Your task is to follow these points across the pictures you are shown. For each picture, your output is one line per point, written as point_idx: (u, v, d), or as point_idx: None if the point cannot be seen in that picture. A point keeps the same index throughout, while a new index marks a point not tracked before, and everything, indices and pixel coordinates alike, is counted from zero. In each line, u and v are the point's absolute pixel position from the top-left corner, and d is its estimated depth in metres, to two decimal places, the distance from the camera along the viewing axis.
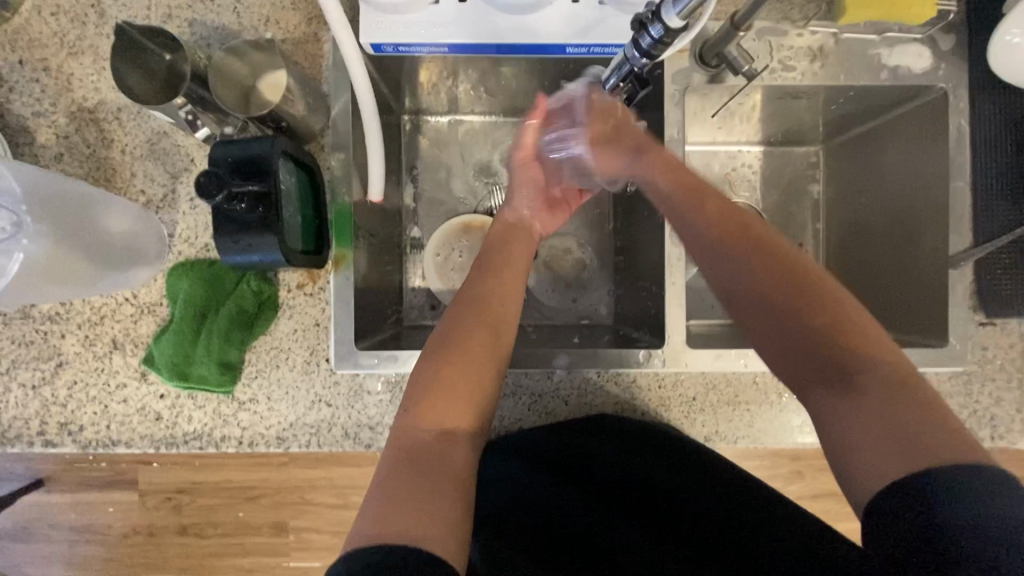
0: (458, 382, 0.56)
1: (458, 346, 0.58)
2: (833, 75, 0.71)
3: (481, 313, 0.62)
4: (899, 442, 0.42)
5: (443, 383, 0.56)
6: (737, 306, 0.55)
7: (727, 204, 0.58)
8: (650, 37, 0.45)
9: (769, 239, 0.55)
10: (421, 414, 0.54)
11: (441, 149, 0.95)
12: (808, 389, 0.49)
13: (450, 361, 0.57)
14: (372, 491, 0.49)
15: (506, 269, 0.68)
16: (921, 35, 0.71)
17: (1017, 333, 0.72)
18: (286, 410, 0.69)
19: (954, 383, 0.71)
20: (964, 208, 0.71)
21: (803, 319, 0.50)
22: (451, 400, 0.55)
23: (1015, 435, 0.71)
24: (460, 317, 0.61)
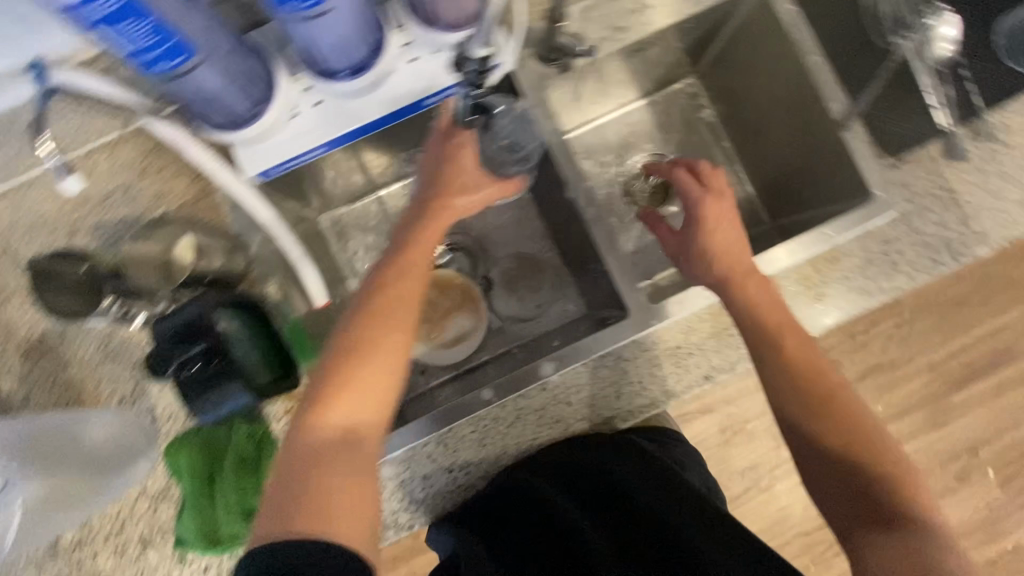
0: (378, 363, 0.58)
1: (376, 347, 0.59)
2: (658, 20, 0.77)
3: (403, 303, 0.62)
4: (911, 561, 0.57)
5: (353, 376, 0.57)
6: (785, 427, 0.68)
7: (808, 349, 0.68)
8: (473, 69, 0.50)
9: (836, 398, 0.66)
10: (334, 413, 0.56)
11: (364, 230, 0.98)
12: (843, 525, 0.63)
13: (363, 372, 0.57)
14: (274, 485, 0.53)
15: (415, 250, 0.66)
16: None
17: (928, 157, 0.75)
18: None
19: (897, 226, 0.74)
20: (829, 76, 0.76)
21: (841, 441, 0.64)
22: (365, 395, 0.57)
23: (973, 246, 0.74)
24: (382, 312, 0.61)
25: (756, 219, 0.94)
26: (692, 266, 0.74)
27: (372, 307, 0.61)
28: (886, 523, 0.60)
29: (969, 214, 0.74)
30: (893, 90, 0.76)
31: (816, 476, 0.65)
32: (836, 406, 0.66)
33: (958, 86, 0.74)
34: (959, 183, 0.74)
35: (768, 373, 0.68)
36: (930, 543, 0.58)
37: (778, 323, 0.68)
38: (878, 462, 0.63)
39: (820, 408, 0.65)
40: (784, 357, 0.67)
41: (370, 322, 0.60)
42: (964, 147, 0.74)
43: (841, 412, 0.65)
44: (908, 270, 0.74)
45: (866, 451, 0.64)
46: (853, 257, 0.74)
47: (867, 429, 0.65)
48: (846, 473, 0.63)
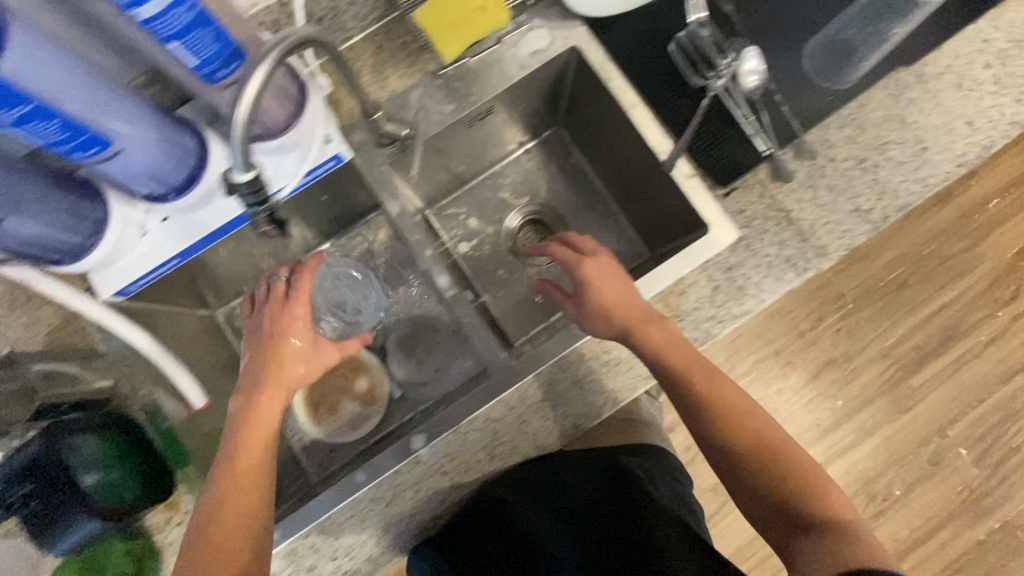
0: (246, 496, 0.59)
1: (217, 552, 0.57)
2: (483, 92, 0.82)
3: (239, 498, 0.59)
4: (832, 550, 0.59)
5: (211, 517, 0.58)
6: (706, 448, 0.69)
7: (716, 376, 0.69)
8: (246, 191, 0.53)
9: (747, 413, 0.68)
10: (195, 564, 0.56)
11: None
12: (772, 530, 0.65)
13: (221, 510, 0.59)
14: None
15: (271, 380, 0.65)
16: (531, 22, 0.81)
17: (757, 182, 0.78)
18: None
19: (738, 252, 0.77)
20: (653, 122, 0.78)
21: (755, 452, 0.66)
22: (235, 533, 0.58)
23: (815, 260, 0.76)
24: (232, 480, 0.60)
25: (635, 252, 0.97)
26: (593, 323, 0.72)
27: (212, 510, 0.59)
28: (804, 523, 0.62)
29: (806, 229, 0.77)
30: (714, 125, 0.78)
31: (747, 489, 0.66)
32: (745, 421, 0.67)
33: (772, 113, 0.77)
34: (791, 202, 0.77)
35: (682, 400, 0.69)
36: (842, 531, 0.61)
37: (682, 366, 0.68)
38: (789, 465, 0.65)
39: (733, 421, 0.67)
40: (694, 389, 0.68)
41: (231, 458, 0.61)
42: (788, 167, 0.77)
43: (751, 426, 0.67)
44: (756, 292, 0.76)
45: (780, 454, 0.66)
46: (700, 288, 0.76)
47: (774, 434, 0.67)
48: (766, 479, 0.65)
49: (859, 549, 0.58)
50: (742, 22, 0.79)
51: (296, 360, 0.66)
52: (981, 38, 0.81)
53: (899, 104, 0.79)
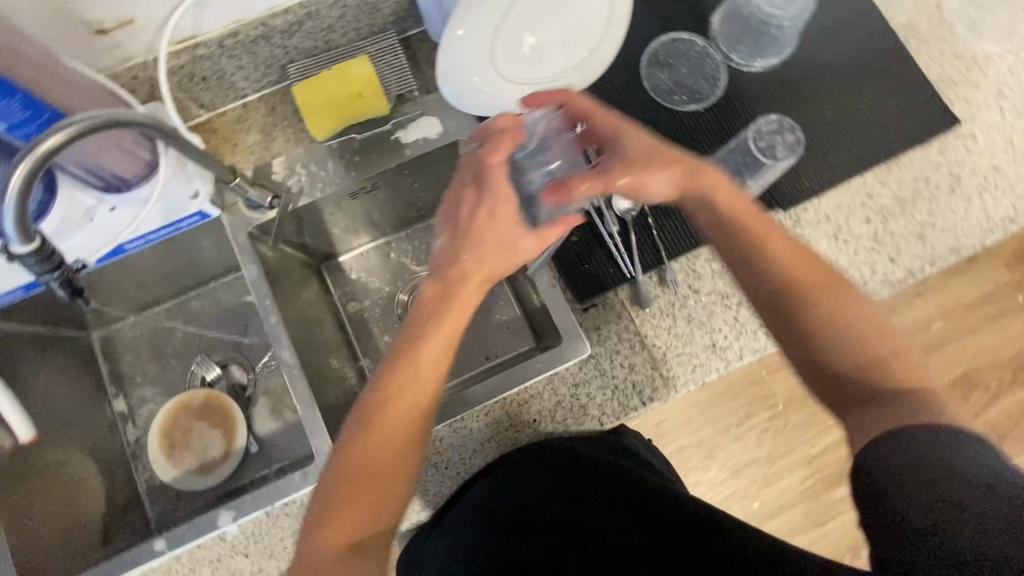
0: (390, 441, 0.53)
1: (363, 478, 0.53)
2: (365, 168, 0.81)
3: (411, 399, 0.54)
4: (882, 423, 0.48)
5: (377, 443, 0.53)
6: (755, 307, 0.58)
7: (794, 241, 0.56)
8: (31, 259, 0.53)
9: (834, 272, 0.55)
10: (354, 504, 0.53)
11: (138, 349, 1.00)
12: (834, 403, 0.53)
13: (380, 436, 0.53)
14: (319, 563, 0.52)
15: (463, 285, 0.56)
16: (422, 108, 0.81)
17: (617, 303, 0.77)
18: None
19: (586, 370, 0.75)
20: None
21: (817, 317, 0.53)
22: (383, 481, 0.53)
23: (663, 390, 0.74)
24: (375, 429, 0.53)
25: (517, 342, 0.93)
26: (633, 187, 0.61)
27: (371, 413, 0.54)
28: (871, 397, 0.51)
29: (658, 356, 0.75)
30: (584, 239, 0.79)
31: (807, 372, 0.55)
32: (813, 282, 0.54)
33: (639, 237, 0.78)
34: (647, 327, 0.76)
35: (735, 261, 0.57)
36: (927, 399, 0.48)
37: (753, 227, 0.56)
38: (860, 338, 0.52)
39: (797, 288, 0.54)
40: (756, 242, 0.55)
41: (377, 388, 0.54)
42: (649, 293, 0.77)
43: (819, 279, 0.54)
44: (598, 413, 0.74)
45: (869, 336, 0.53)
46: (541, 401, 0.75)
47: (853, 315, 0.53)
48: (841, 348, 0.53)
49: (927, 413, 0.46)
50: None
51: (492, 244, 0.56)
52: (867, 192, 0.80)
53: None
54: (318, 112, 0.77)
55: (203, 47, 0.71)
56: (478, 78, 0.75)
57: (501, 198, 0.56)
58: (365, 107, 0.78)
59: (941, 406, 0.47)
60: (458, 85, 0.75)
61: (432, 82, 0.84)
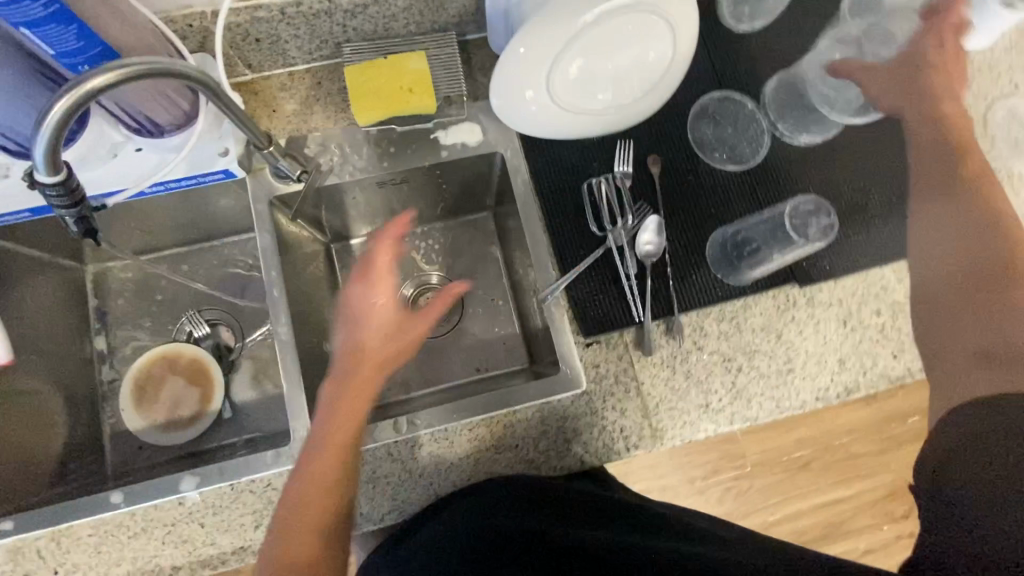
0: (312, 523, 0.57)
1: (298, 569, 0.55)
2: (401, 160, 0.82)
3: (320, 493, 0.57)
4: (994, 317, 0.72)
5: (298, 529, 0.56)
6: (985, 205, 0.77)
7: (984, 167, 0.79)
8: (52, 191, 0.52)
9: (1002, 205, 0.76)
10: None
11: (129, 292, 0.98)
12: (940, 344, 0.75)
13: (296, 526, 0.56)
14: None
15: (357, 383, 0.60)
16: (466, 114, 0.83)
17: (621, 345, 0.77)
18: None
19: (578, 406, 0.75)
20: (543, 248, 0.80)
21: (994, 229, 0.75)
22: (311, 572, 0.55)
23: (649, 440, 0.74)
24: (292, 519, 0.57)
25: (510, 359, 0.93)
26: (896, 98, 0.84)
27: (291, 511, 0.57)
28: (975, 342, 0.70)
29: (651, 406, 0.75)
30: (603, 274, 0.78)
31: (948, 287, 0.76)
32: (992, 198, 0.77)
33: (658, 284, 0.78)
34: (645, 375, 0.76)
35: (939, 157, 0.81)
36: (999, 317, 0.71)
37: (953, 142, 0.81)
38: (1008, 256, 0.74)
39: (959, 206, 0.77)
40: (971, 169, 0.79)
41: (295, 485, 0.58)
42: (654, 341, 0.77)
43: (989, 197, 0.77)
44: (581, 451, 0.74)
45: (1003, 259, 0.74)
46: (527, 427, 0.75)
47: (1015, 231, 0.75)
48: (986, 268, 0.74)
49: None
50: (664, 189, 0.81)
51: (377, 345, 0.61)
52: (882, 285, 0.81)
53: (781, 318, 0.78)
54: (364, 95, 0.76)
55: (264, 11, 0.70)
56: (528, 96, 0.75)
57: (365, 322, 0.61)
58: (411, 102, 0.76)
59: None
60: (509, 95, 0.75)
61: (481, 90, 0.83)
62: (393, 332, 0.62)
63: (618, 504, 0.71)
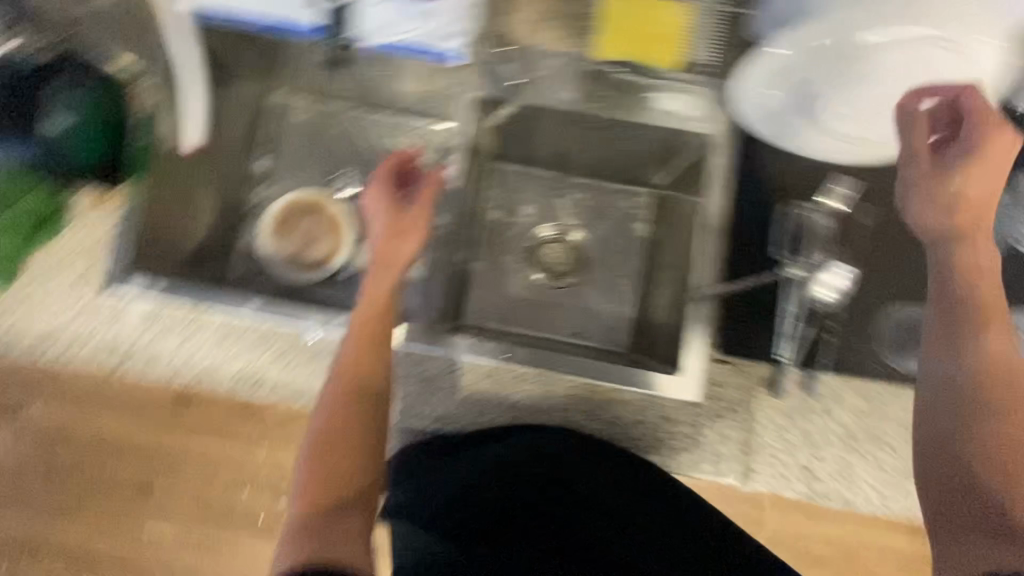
0: (345, 408, 0.61)
1: (331, 442, 0.59)
2: (613, 108, 0.82)
3: (345, 381, 0.62)
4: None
5: (340, 408, 0.61)
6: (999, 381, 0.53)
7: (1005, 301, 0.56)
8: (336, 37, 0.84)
9: None
10: (320, 467, 0.57)
11: None
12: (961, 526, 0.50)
13: (331, 405, 0.61)
14: (286, 537, 0.53)
15: (376, 283, 0.67)
16: (698, 86, 0.80)
17: (754, 376, 0.77)
18: (48, 305, 0.87)
19: (685, 413, 0.79)
20: (715, 249, 0.76)
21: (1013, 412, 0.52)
22: (346, 443, 0.59)
23: (739, 474, 0.79)
24: (331, 402, 0.61)
25: (614, 341, 0.91)
26: (929, 201, 0.61)
27: (332, 395, 0.62)
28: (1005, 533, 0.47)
29: (754, 445, 0.78)
30: (766, 300, 0.75)
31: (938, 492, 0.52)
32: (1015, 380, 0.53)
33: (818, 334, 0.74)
34: (763, 416, 0.78)
35: (983, 270, 0.58)
36: None
37: (991, 269, 0.58)
38: None
39: (999, 374, 0.53)
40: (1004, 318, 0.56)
41: (335, 378, 0.64)
42: (786, 387, 0.77)
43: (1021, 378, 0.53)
44: (670, 457, 0.80)
45: None
46: None
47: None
48: (994, 469, 0.50)
49: None
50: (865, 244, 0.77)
51: (399, 244, 0.69)
52: None
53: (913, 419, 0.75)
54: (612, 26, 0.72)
55: None
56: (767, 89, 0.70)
57: (388, 232, 0.70)
58: (656, 52, 0.72)
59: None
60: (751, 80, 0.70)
61: (719, 68, 0.79)
62: (403, 229, 0.70)
63: (652, 472, 0.76)
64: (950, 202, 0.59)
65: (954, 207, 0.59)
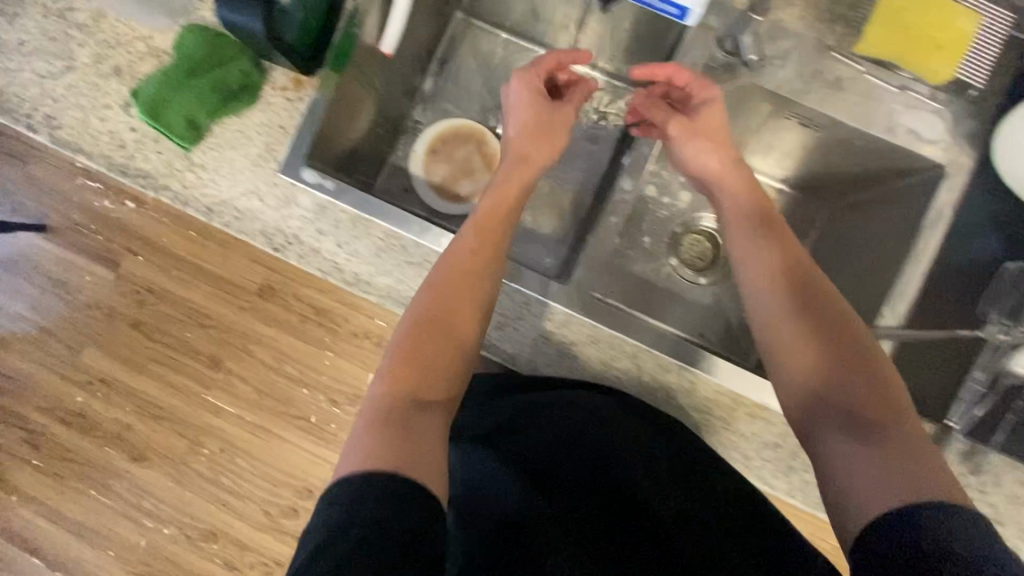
0: (445, 311, 0.61)
1: (427, 335, 0.60)
2: (840, 108, 0.71)
3: (453, 278, 0.63)
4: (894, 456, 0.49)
5: (446, 308, 0.61)
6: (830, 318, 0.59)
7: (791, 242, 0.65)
8: None
9: (846, 320, 0.59)
10: (411, 363, 0.57)
11: (478, 56, 0.99)
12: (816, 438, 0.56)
13: (433, 304, 0.62)
14: (361, 426, 0.52)
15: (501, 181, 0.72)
16: (939, 106, 0.71)
17: None
18: (235, 179, 0.75)
19: None
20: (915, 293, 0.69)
21: (835, 336, 0.58)
22: (439, 343, 0.60)
23: None
24: (433, 299, 0.62)
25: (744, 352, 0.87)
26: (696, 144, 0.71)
27: (432, 291, 0.63)
28: (871, 433, 0.52)
29: None
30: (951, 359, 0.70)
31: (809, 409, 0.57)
32: (837, 310, 0.60)
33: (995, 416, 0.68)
34: None
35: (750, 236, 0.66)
36: (915, 445, 0.50)
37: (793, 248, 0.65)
38: (852, 359, 0.57)
39: (802, 294, 0.61)
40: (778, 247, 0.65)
41: (440, 276, 0.64)
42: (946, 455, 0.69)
43: (830, 302, 0.61)
44: (795, 486, 0.74)
45: (845, 348, 0.57)
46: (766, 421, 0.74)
47: (858, 342, 0.57)
48: (847, 391, 0.55)
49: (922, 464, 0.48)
50: None
51: (542, 140, 0.76)
52: None
53: None
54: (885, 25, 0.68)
55: None
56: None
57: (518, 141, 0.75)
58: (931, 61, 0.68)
59: (919, 457, 0.49)
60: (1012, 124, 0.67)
61: (968, 95, 0.70)
62: (544, 131, 0.76)
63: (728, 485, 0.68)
64: (694, 137, 0.71)
65: (709, 142, 0.71)
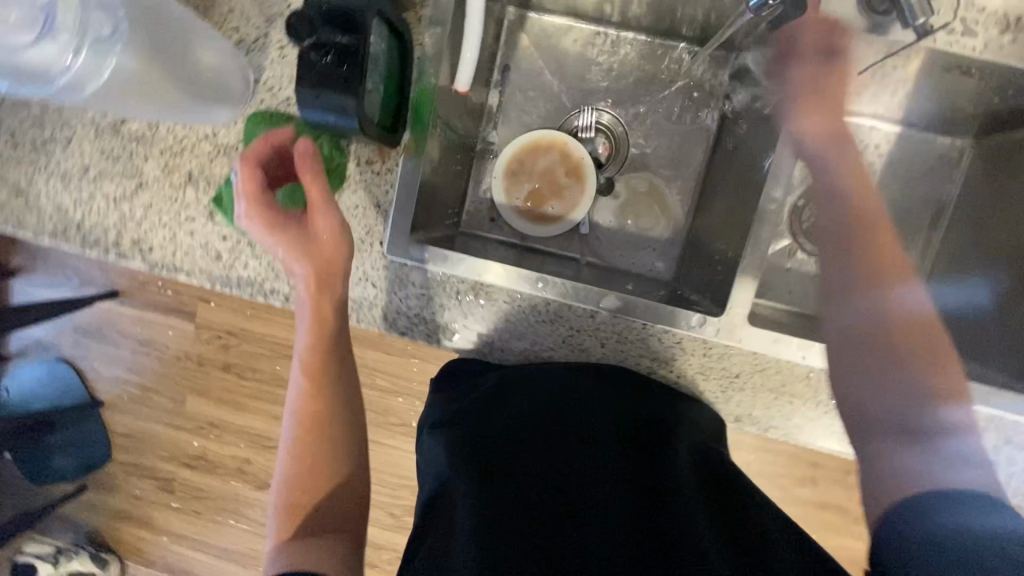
0: (311, 404, 0.63)
1: (311, 434, 0.62)
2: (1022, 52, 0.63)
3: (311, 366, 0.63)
4: (925, 468, 0.48)
5: (310, 408, 0.63)
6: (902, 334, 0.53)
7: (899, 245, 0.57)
8: None
9: (930, 337, 0.53)
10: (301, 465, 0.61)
11: (541, 52, 0.89)
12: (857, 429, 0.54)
13: (301, 401, 0.63)
14: (275, 546, 0.57)
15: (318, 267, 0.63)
16: None
17: None
18: None
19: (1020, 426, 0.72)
20: None
21: (896, 349, 0.53)
22: (312, 431, 0.62)
23: None
24: (300, 396, 0.63)
25: None
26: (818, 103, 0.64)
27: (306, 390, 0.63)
28: (910, 435, 0.50)
29: None
30: None
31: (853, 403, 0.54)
32: (910, 323, 0.53)
33: None
34: None
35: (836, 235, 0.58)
36: (959, 452, 0.48)
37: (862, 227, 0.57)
38: (921, 367, 0.52)
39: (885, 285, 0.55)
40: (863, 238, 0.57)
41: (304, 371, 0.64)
42: None
43: (912, 310, 0.53)
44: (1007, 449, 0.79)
45: (913, 360, 0.52)
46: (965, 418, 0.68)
47: (928, 354, 0.52)
48: (899, 399, 0.51)
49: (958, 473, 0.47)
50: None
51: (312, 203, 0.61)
52: None
53: None
54: None
55: None
56: None
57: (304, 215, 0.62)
58: None
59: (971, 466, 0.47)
60: None
61: None
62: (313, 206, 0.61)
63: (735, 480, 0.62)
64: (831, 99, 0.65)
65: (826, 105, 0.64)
